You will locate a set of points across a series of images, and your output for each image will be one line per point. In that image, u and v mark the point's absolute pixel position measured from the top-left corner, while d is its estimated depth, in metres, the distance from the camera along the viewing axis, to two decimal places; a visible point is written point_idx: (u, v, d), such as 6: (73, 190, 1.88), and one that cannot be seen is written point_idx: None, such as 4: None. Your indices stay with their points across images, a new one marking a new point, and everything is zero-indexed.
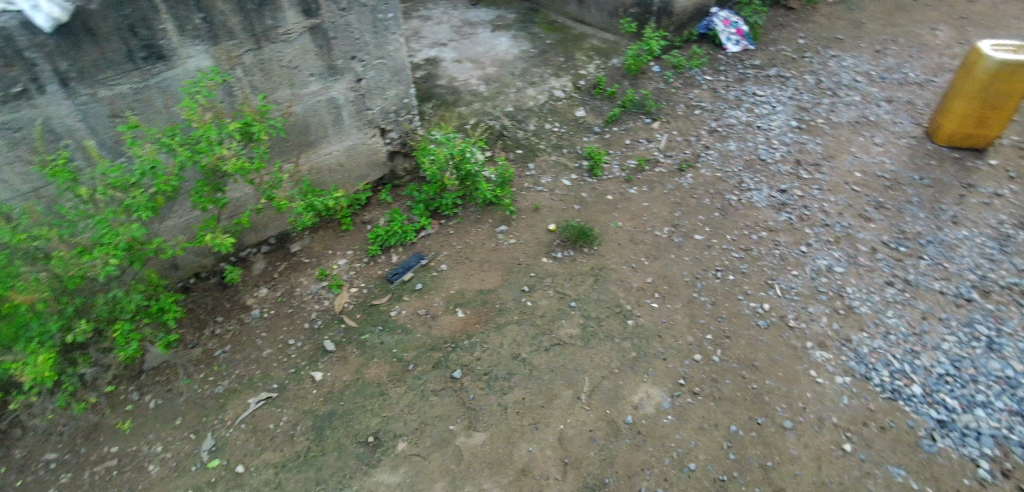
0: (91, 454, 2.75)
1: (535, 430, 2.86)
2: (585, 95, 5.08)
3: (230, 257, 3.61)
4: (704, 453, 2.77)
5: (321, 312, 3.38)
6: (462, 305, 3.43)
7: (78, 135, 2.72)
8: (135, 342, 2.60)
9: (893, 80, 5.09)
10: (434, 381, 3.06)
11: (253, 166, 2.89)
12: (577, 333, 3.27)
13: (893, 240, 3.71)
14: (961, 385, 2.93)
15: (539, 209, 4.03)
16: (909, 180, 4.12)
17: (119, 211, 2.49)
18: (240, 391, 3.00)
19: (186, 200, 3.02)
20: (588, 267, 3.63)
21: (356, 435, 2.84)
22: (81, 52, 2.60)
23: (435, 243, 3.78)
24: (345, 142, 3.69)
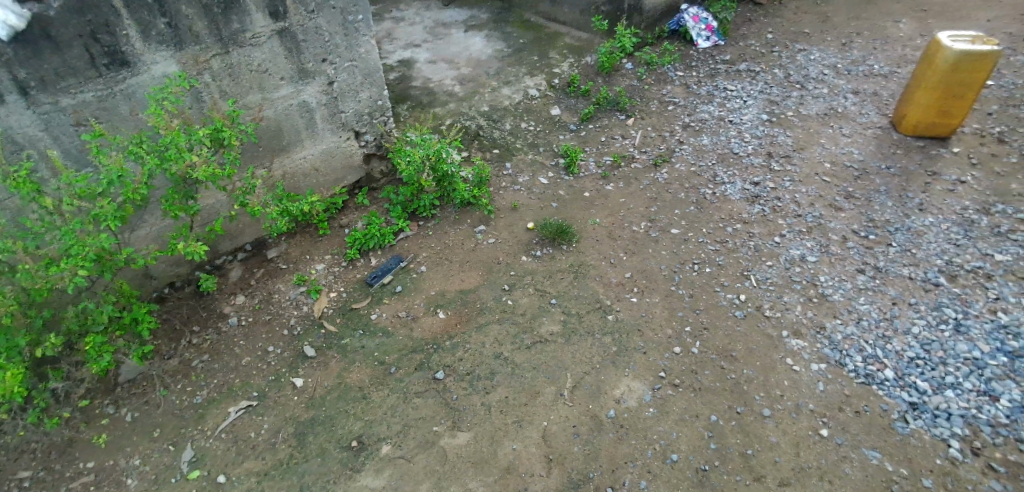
0: (66, 471, 2.69)
1: (519, 428, 2.88)
2: (560, 93, 5.11)
3: (206, 265, 3.54)
4: (686, 444, 2.81)
5: (301, 318, 3.34)
6: (442, 306, 3.43)
7: (41, 145, 2.65)
8: (109, 354, 2.55)
9: (859, 72, 5.21)
10: (417, 382, 3.06)
11: (225, 173, 2.85)
12: (558, 330, 3.30)
13: (863, 228, 3.80)
14: (931, 368, 3.02)
15: (517, 208, 4.05)
16: (876, 170, 4.23)
17: (87, 221, 2.44)
18: (220, 400, 2.96)
19: (156, 208, 2.96)
20: (568, 264, 3.66)
21: (339, 440, 2.82)
22: (41, 60, 2.53)
23: (414, 245, 3.78)
24: (319, 145, 3.66)
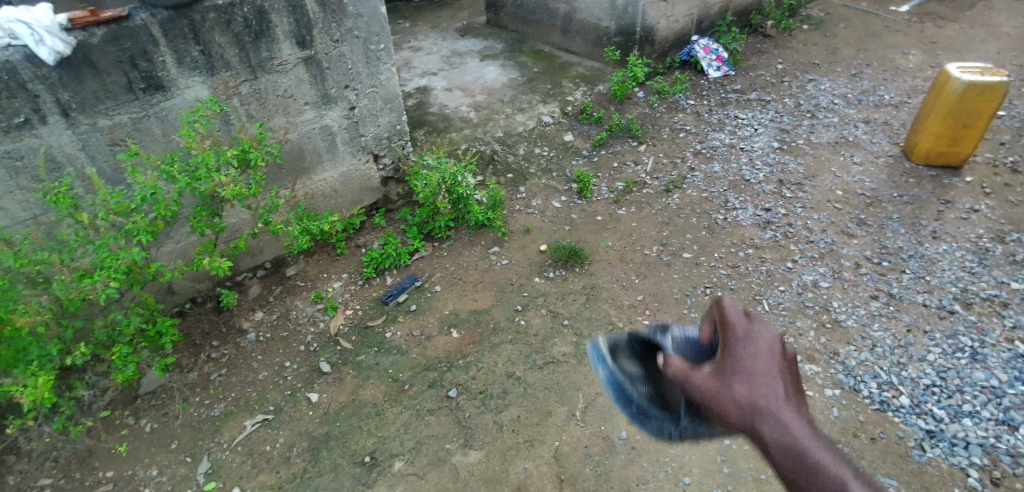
0: (86, 479, 2.74)
1: (531, 447, 2.89)
2: (573, 121, 5.22)
3: (226, 281, 3.63)
4: (698, 467, 2.81)
5: (317, 335, 3.41)
6: (456, 325, 3.48)
7: (79, 163, 2.78)
8: (134, 364, 2.63)
9: (869, 102, 5.28)
10: (430, 401, 3.09)
11: (251, 192, 2.96)
12: (570, 351, 3.32)
13: (876, 255, 3.82)
14: (948, 396, 3.00)
15: (530, 231, 4.12)
16: (888, 197, 4.26)
17: (119, 235, 2.53)
18: (236, 414, 3.01)
19: (183, 225, 3.07)
20: (580, 286, 3.70)
21: (352, 455, 2.85)
22: (82, 84, 2.67)
23: (429, 265, 3.85)
24: (339, 168, 3.78)
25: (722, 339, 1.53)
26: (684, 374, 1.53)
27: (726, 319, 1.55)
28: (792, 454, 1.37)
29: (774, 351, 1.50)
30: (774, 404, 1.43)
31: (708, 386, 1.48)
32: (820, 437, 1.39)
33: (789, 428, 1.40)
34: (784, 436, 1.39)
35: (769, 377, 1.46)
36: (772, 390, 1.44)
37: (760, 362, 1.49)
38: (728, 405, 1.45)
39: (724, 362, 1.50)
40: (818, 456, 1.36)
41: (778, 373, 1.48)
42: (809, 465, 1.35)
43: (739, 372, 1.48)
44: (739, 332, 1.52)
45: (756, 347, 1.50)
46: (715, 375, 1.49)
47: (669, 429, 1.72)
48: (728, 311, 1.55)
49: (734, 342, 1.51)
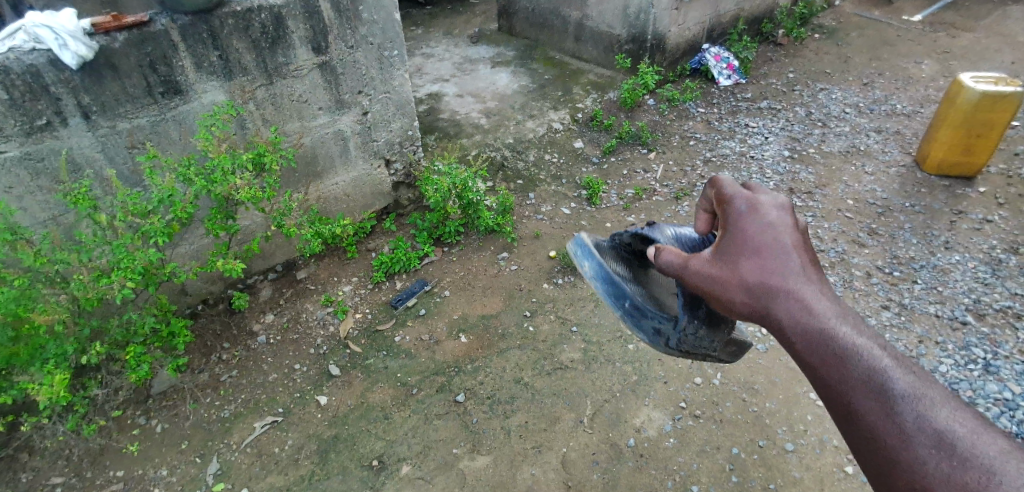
0: (97, 478, 2.76)
1: (539, 453, 2.89)
2: (583, 127, 5.23)
3: (238, 283, 3.67)
4: (706, 476, 2.80)
5: (327, 337, 3.43)
6: (465, 330, 3.49)
7: (98, 165, 2.83)
8: (147, 364, 2.65)
9: (880, 111, 5.26)
10: (437, 405, 3.10)
11: (265, 195, 2.98)
12: (579, 357, 3.32)
13: (887, 265, 3.79)
14: None
15: (539, 237, 4.13)
16: (899, 207, 4.23)
17: (136, 236, 2.56)
18: (246, 415, 3.03)
19: (198, 227, 3.10)
20: (588, 292, 3.71)
21: (360, 458, 2.86)
22: (103, 87, 2.72)
23: (438, 270, 3.86)
24: (351, 172, 3.82)
25: (721, 221, 1.59)
26: (686, 262, 1.66)
27: (726, 199, 1.61)
28: (799, 327, 1.32)
29: (777, 221, 1.48)
30: (776, 274, 1.41)
31: (712, 269, 1.55)
32: (834, 308, 1.32)
33: (795, 299, 1.36)
34: (790, 307, 1.36)
35: (771, 248, 1.45)
36: (774, 261, 1.43)
37: (764, 232, 1.48)
38: (731, 283, 1.49)
39: (723, 241, 1.55)
40: (831, 329, 1.28)
41: (781, 242, 1.45)
42: (822, 341, 1.27)
43: (738, 248, 1.50)
44: (740, 205, 1.55)
45: (755, 220, 1.50)
46: (716, 257, 1.55)
47: (665, 328, 2.10)
48: (726, 190, 1.62)
49: (731, 221, 1.55)
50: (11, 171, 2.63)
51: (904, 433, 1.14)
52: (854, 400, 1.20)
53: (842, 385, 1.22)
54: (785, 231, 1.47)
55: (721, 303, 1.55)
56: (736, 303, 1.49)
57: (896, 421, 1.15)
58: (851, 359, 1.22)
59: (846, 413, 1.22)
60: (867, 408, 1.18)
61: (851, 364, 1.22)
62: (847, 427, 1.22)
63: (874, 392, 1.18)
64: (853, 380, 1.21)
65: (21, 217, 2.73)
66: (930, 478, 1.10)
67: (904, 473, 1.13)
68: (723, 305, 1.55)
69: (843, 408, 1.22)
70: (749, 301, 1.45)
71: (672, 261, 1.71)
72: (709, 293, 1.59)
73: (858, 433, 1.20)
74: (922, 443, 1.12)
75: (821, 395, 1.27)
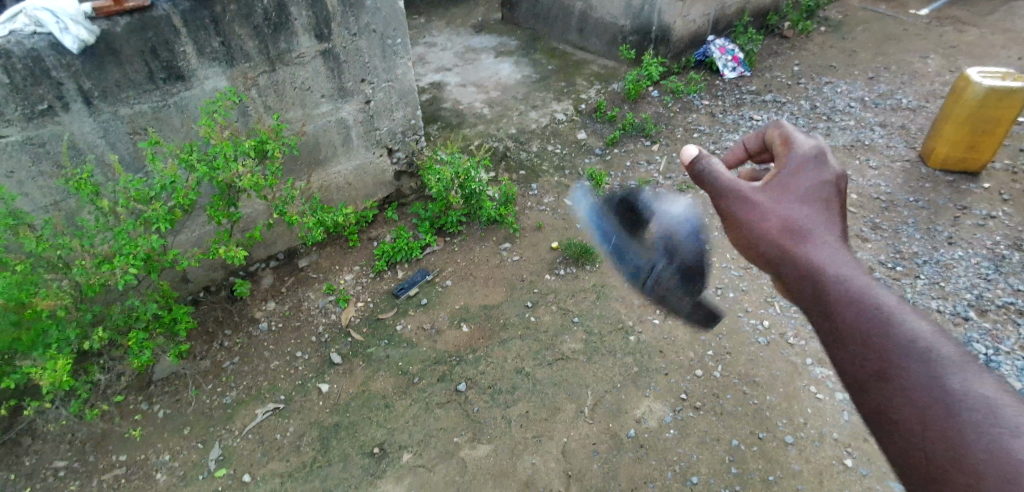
0: (100, 463, 2.78)
1: (539, 442, 2.91)
2: (587, 118, 5.21)
3: (240, 271, 3.65)
4: (706, 466, 2.82)
5: (329, 325, 3.43)
6: (466, 320, 3.49)
7: (99, 150, 2.82)
8: (150, 350, 2.65)
9: (886, 105, 5.23)
10: (438, 394, 3.11)
11: (268, 182, 2.97)
12: (580, 348, 3.33)
13: (890, 260, 3.78)
14: None
15: (541, 228, 4.12)
16: (904, 202, 4.22)
17: (138, 223, 2.55)
18: (248, 402, 3.05)
19: (200, 214, 3.10)
20: (591, 284, 3.70)
21: (362, 446, 2.90)
22: (105, 72, 2.71)
23: (440, 260, 3.86)
24: (353, 160, 3.80)
25: (779, 160, 1.57)
26: (735, 186, 1.56)
27: (789, 138, 1.58)
28: (850, 286, 1.34)
29: (835, 178, 1.51)
30: (827, 232, 1.45)
31: (758, 207, 1.52)
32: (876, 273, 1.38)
33: (844, 259, 1.40)
34: (839, 264, 1.39)
35: (822, 204, 1.49)
36: (824, 218, 1.47)
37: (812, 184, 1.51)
38: (777, 228, 1.49)
39: (777, 183, 1.54)
40: (877, 293, 1.32)
41: (833, 199, 1.50)
42: (870, 303, 1.30)
43: (792, 195, 1.51)
44: (804, 152, 1.55)
45: (809, 168, 1.53)
46: (767, 197, 1.52)
47: None
48: (791, 133, 1.59)
49: (793, 164, 1.54)
50: (13, 155, 2.63)
51: (947, 400, 1.16)
52: (896, 364, 1.23)
53: (885, 347, 1.24)
54: (837, 190, 1.51)
55: (755, 246, 1.52)
56: (779, 252, 1.47)
57: (937, 390, 1.18)
58: (900, 323, 1.25)
59: (882, 373, 1.24)
60: (913, 376, 1.21)
61: (899, 331, 1.24)
62: (877, 391, 1.25)
63: (914, 355, 1.22)
64: (897, 345, 1.23)
65: (23, 202, 2.72)
66: (965, 446, 1.12)
67: (940, 441, 1.14)
68: (751, 243, 1.52)
69: (881, 370, 1.24)
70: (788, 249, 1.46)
71: (719, 174, 1.58)
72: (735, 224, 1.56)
73: (890, 396, 1.23)
74: (962, 414, 1.14)
75: (854, 357, 1.28)
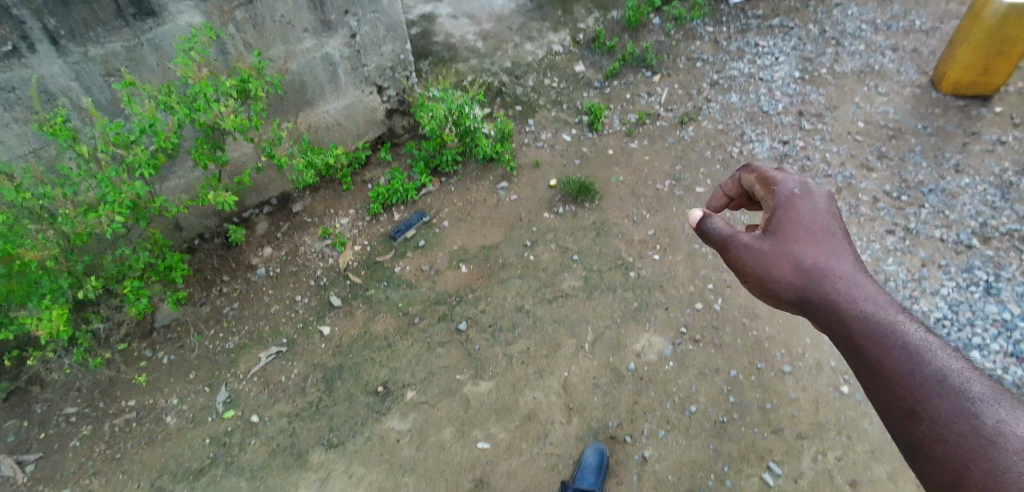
0: (110, 408, 2.83)
1: (540, 378, 2.96)
2: (585, 50, 4.97)
3: (233, 217, 3.57)
4: (705, 397, 2.87)
5: (327, 269, 3.42)
6: (465, 260, 3.47)
7: (73, 94, 2.71)
8: (147, 297, 2.64)
9: (898, 28, 4.98)
10: (439, 333, 3.14)
11: (252, 124, 2.88)
12: (580, 285, 3.32)
13: (895, 189, 3.69)
14: (958, 328, 3.00)
15: (539, 165, 4.03)
16: (912, 129, 4.09)
17: (121, 169, 2.49)
18: (251, 346, 3.08)
19: (186, 159, 3.01)
20: (590, 222, 3.65)
21: (366, 385, 2.95)
22: (70, 9, 2.56)
23: (437, 200, 3.80)
24: (342, 100, 3.67)
25: (768, 202, 1.84)
26: (735, 234, 1.82)
27: (771, 181, 1.87)
28: (866, 320, 1.53)
29: (825, 213, 1.78)
30: (833, 264, 1.68)
31: (765, 249, 1.76)
32: (890, 302, 1.57)
33: (855, 291, 1.61)
34: (850, 297, 1.60)
35: (825, 240, 1.73)
36: (829, 252, 1.71)
37: (811, 220, 1.76)
38: (786, 266, 1.72)
39: (774, 224, 1.79)
40: (893, 324, 1.50)
41: (831, 233, 1.75)
42: (888, 336, 1.47)
43: (791, 234, 1.75)
44: (794, 188, 1.82)
45: (812, 207, 1.78)
46: (770, 238, 1.78)
47: None
48: (775, 173, 1.87)
49: (782, 204, 1.80)
50: None
51: (976, 427, 1.26)
52: (926, 396, 1.35)
53: (910, 381, 1.39)
54: (833, 223, 1.77)
55: (770, 287, 1.75)
56: (800, 289, 1.68)
57: (966, 419, 1.28)
58: (922, 355, 1.41)
59: (915, 406, 1.36)
60: (944, 408, 1.32)
61: (927, 365, 1.39)
62: (913, 422, 1.35)
63: (942, 388, 1.34)
64: (924, 377, 1.38)
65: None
66: (998, 469, 1.19)
67: (976, 469, 1.22)
68: (773, 282, 1.74)
69: (911, 403, 1.37)
70: (805, 285, 1.68)
71: (718, 229, 1.83)
72: (753, 267, 1.78)
73: (926, 427, 1.33)
74: (993, 441, 1.23)
75: (886, 393, 1.42)
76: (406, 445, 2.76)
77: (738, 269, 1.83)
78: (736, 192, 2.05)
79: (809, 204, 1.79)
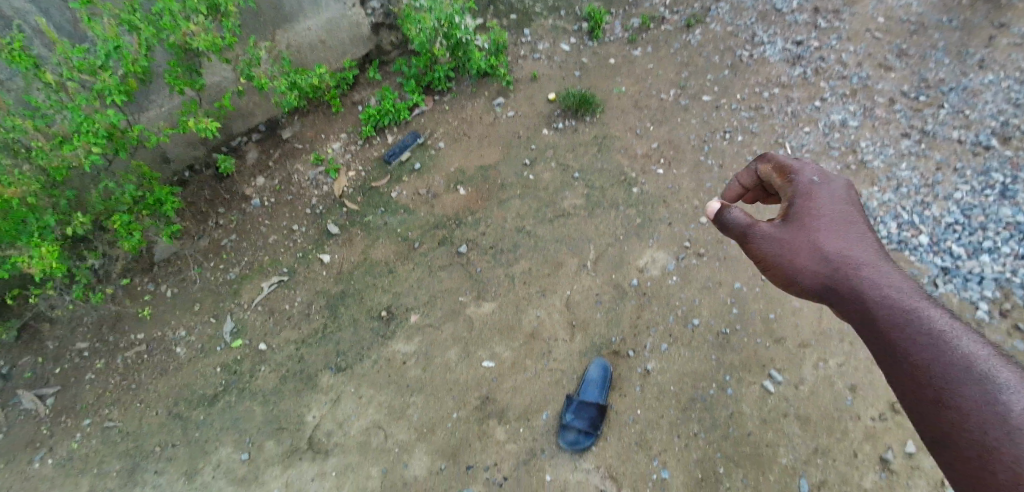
0: (120, 342, 2.89)
1: (543, 297, 2.95)
2: None
3: (222, 147, 3.43)
4: (708, 310, 2.86)
5: (322, 197, 3.36)
6: (463, 182, 3.38)
7: (30, 17, 2.53)
8: (139, 233, 2.64)
9: None
10: (440, 257, 3.11)
11: (225, 42, 2.72)
12: (581, 204, 3.24)
13: (913, 89, 3.48)
14: (969, 233, 2.89)
15: (537, 78, 3.84)
16: (935, 25, 3.73)
17: (92, 97, 2.39)
18: (253, 276, 3.09)
19: (162, 84, 2.89)
20: (591, 137, 3.51)
21: (369, 311, 2.97)
22: None
23: (431, 121, 3.66)
24: (322, 15, 3.45)
25: (785, 193, 1.77)
26: (755, 223, 1.74)
27: (787, 170, 1.79)
28: (891, 308, 1.49)
29: (844, 201, 1.71)
30: (857, 254, 1.62)
31: (785, 240, 1.70)
32: (914, 287, 1.53)
33: (881, 278, 1.56)
34: (875, 285, 1.55)
35: (846, 229, 1.67)
36: (849, 241, 1.65)
37: (832, 210, 1.69)
38: (809, 256, 1.66)
39: (793, 215, 1.72)
40: (919, 310, 1.46)
41: (851, 222, 1.69)
42: (913, 324, 1.44)
43: (811, 224, 1.68)
44: (811, 178, 1.75)
45: (831, 195, 1.72)
46: (789, 229, 1.71)
47: None
48: (791, 163, 1.80)
49: (801, 194, 1.73)
50: None
51: (1000, 414, 1.26)
52: (953, 384, 1.34)
53: (936, 370, 1.37)
54: (852, 212, 1.70)
55: (793, 279, 1.69)
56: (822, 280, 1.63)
57: (992, 405, 1.28)
58: (948, 344, 1.39)
59: (940, 396, 1.35)
60: (969, 396, 1.31)
61: (952, 353, 1.37)
62: (938, 411, 1.35)
63: (968, 376, 1.33)
64: (949, 366, 1.36)
65: None
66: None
67: (1002, 456, 1.23)
68: (795, 274, 1.68)
69: (938, 391, 1.35)
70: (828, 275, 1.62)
71: (738, 219, 1.75)
72: (773, 260, 1.72)
73: (952, 416, 1.32)
74: (1017, 428, 1.24)
75: (911, 383, 1.41)
76: (412, 366, 2.81)
77: (759, 261, 1.76)
78: (752, 184, 1.96)
79: (829, 194, 1.72)
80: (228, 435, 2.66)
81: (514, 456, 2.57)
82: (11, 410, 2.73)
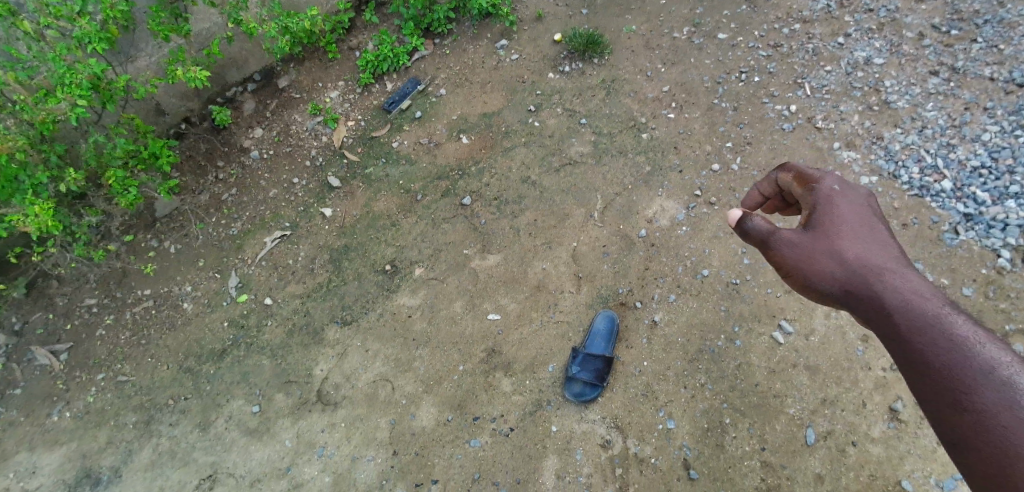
0: (127, 298, 2.91)
1: (549, 249, 2.89)
2: None
3: (217, 98, 3.29)
4: (718, 260, 2.78)
5: (321, 148, 3.28)
6: (465, 131, 3.27)
7: None
8: (134, 189, 2.59)
9: None
10: (443, 209, 3.05)
11: None
12: (588, 151, 3.13)
13: (945, 22, 3.21)
14: (995, 178, 2.73)
15: (542, 18, 3.63)
16: None
17: (73, 46, 2.30)
18: (255, 232, 3.06)
19: (145, 32, 2.78)
20: (599, 81, 3.36)
21: (374, 265, 2.94)
22: None
23: (431, 66, 3.52)
24: None
25: (805, 200, 1.62)
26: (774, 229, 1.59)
27: (807, 178, 1.64)
28: (912, 311, 1.34)
29: (868, 209, 1.56)
30: (881, 261, 1.46)
31: (805, 245, 1.54)
32: (941, 291, 1.37)
33: (904, 283, 1.40)
34: (898, 291, 1.38)
35: (870, 236, 1.51)
36: (873, 248, 1.49)
37: (854, 218, 1.54)
38: (827, 260, 1.50)
39: (813, 222, 1.56)
40: (944, 315, 1.30)
41: (876, 230, 1.53)
42: (937, 329, 1.29)
43: (832, 231, 1.53)
44: (833, 184, 1.60)
45: (853, 201, 1.56)
46: (809, 235, 1.55)
47: None
48: (813, 169, 1.65)
49: (822, 200, 1.57)
50: None
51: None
52: (973, 388, 1.19)
53: (958, 376, 1.22)
54: (877, 221, 1.54)
55: (812, 288, 1.52)
56: (844, 287, 1.47)
57: (1018, 412, 1.14)
58: (973, 350, 1.23)
59: (963, 405, 1.20)
60: (992, 403, 1.16)
61: (976, 359, 1.22)
62: (958, 420, 1.19)
63: (992, 384, 1.18)
64: (973, 373, 1.21)
65: None
66: None
67: None
68: (814, 281, 1.51)
69: (956, 395, 1.21)
70: (850, 283, 1.46)
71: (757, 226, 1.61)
72: (792, 267, 1.55)
73: (973, 425, 1.17)
74: None
75: (931, 389, 1.25)
76: (418, 319, 2.79)
77: (778, 269, 1.60)
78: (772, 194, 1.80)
79: (852, 201, 1.56)
80: (238, 388, 2.69)
81: (519, 408, 2.58)
82: (26, 365, 2.79)
